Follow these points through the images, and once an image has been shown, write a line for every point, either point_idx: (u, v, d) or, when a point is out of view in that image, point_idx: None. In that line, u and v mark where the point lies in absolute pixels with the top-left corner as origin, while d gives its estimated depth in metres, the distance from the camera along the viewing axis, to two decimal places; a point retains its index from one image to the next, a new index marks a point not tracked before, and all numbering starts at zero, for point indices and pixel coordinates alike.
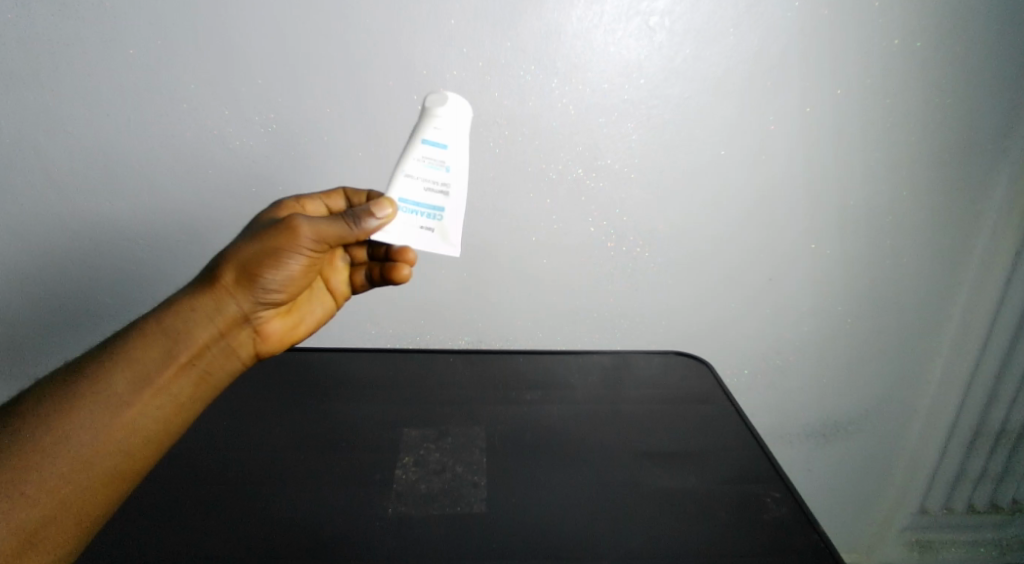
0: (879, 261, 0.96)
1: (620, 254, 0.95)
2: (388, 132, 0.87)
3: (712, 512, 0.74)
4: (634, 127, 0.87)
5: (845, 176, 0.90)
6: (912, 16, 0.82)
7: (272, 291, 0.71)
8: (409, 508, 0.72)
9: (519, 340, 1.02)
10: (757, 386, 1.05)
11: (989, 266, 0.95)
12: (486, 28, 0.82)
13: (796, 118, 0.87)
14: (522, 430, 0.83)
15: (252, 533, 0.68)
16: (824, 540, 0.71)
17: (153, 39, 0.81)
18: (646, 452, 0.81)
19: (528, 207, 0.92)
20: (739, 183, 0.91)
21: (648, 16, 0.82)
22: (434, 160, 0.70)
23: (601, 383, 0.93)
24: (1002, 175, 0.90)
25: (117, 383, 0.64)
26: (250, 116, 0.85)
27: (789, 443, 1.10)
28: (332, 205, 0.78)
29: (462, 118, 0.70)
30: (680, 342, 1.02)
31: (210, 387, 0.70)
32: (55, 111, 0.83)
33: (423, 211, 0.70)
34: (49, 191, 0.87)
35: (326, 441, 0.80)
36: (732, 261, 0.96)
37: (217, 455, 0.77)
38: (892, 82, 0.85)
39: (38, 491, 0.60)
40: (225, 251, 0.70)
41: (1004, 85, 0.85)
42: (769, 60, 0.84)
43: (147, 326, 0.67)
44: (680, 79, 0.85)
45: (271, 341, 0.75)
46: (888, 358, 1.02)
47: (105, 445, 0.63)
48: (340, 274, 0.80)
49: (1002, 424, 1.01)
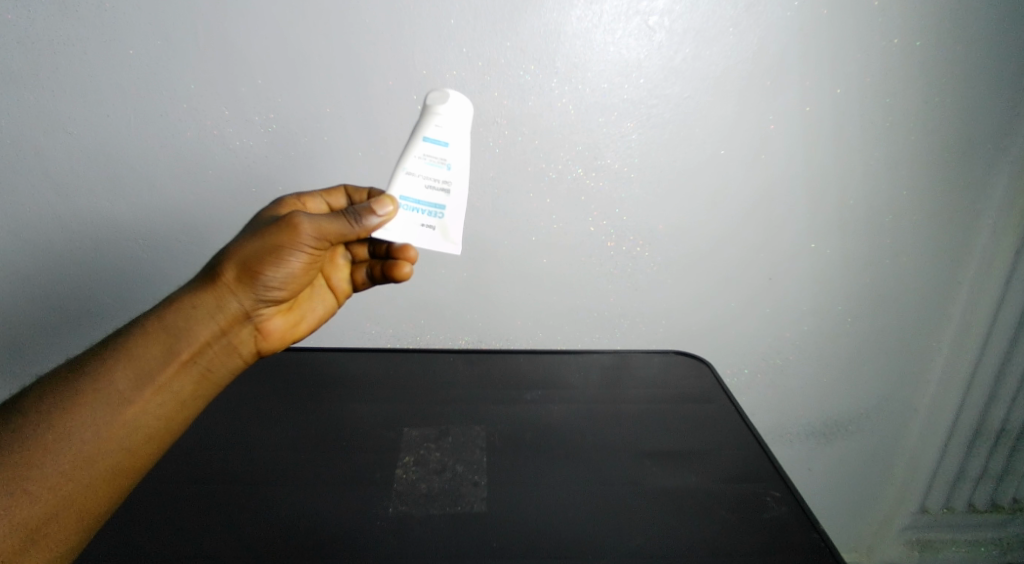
0: (878, 261, 0.96)
1: (620, 253, 0.95)
2: (389, 132, 0.87)
3: (712, 512, 0.74)
4: (634, 126, 0.88)
5: (845, 174, 0.90)
6: (911, 15, 0.82)
7: (273, 288, 0.71)
8: (409, 508, 0.72)
9: (519, 340, 1.02)
10: (756, 386, 1.05)
11: (990, 265, 0.95)
12: (486, 27, 0.82)
13: (796, 117, 0.87)
14: (522, 429, 0.83)
15: (253, 532, 0.68)
16: (825, 540, 0.71)
17: (154, 39, 0.81)
18: (646, 451, 0.81)
19: (527, 206, 0.92)
20: (739, 183, 0.91)
21: (647, 16, 0.83)
22: (436, 158, 0.70)
23: (600, 382, 0.93)
24: (1001, 175, 0.90)
25: (118, 381, 0.64)
26: (251, 116, 0.85)
27: (788, 443, 1.10)
28: (333, 202, 0.78)
29: (463, 116, 0.71)
30: (680, 342, 1.02)
31: (212, 384, 0.70)
32: (57, 111, 0.84)
33: (425, 209, 0.70)
34: (49, 191, 0.87)
35: (327, 440, 0.80)
36: (732, 260, 0.96)
37: (218, 454, 0.77)
38: (891, 81, 0.85)
39: (39, 489, 0.60)
40: (226, 248, 0.70)
41: (1004, 84, 0.86)
42: (769, 59, 0.84)
43: (148, 323, 0.67)
44: (679, 79, 0.85)
45: (273, 338, 0.75)
46: (887, 357, 1.02)
47: (107, 442, 0.63)
48: (340, 272, 0.81)
49: (1002, 423, 1.01)
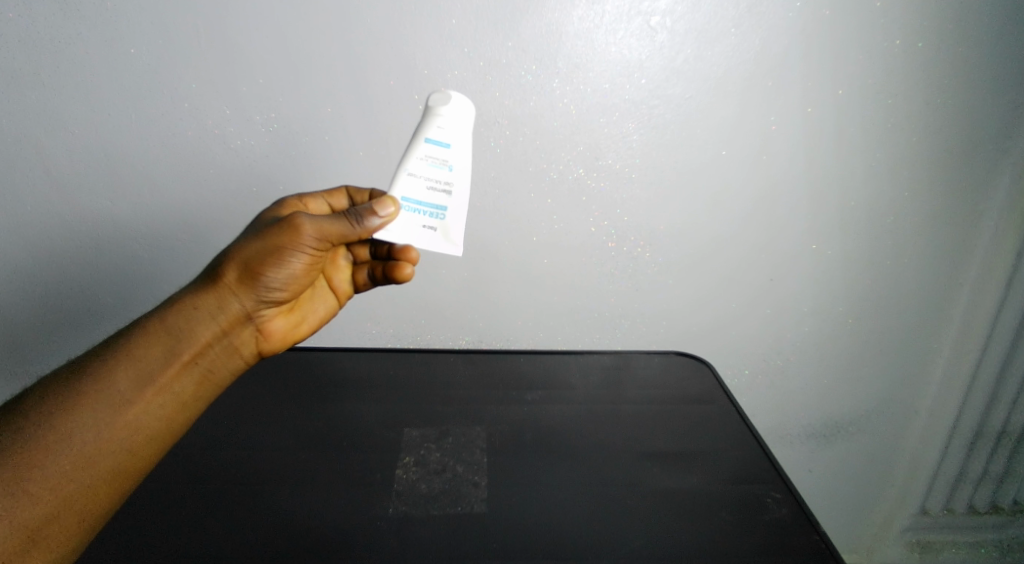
0: (879, 263, 0.96)
1: (621, 254, 0.95)
2: (390, 132, 0.87)
3: (712, 512, 0.74)
4: (635, 127, 0.87)
5: (846, 175, 0.90)
6: (912, 16, 0.82)
7: (274, 289, 0.71)
8: (409, 508, 0.72)
9: (519, 340, 1.02)
10: (757, 387, 1.05)
11: (991, 267, 0.95)
12: (487, 27, 0.82)
13: (797, 118, 0.87)
14: (522, 430, 0.83)
15: (254, 532, 0.68)
16: (826, 541, 0.71)
17: (155, 39, 0.81)
18: (646, 452, 0.81)
19: (528, 206, 0.92)
20: (739, 184, 0.91)
21: (649, 16, 0.82)
22: (437, 159, 0.70)
23: (601, 383, 0.93)
24: (1002, 177, 0.90)
25: (120, 381, 0.64)
26: (251, 115, 0.85)
27: (789, 443, 1.10)
28: (334, 204, 0.78)
29: (464, 118, 0.71)
30: (680, 342, 1.02)
31: (213, 385, 0.70)
32: (58, 111, 0.84)
33: (426, 210, 0.70)
34: (49, 191, 0.87)
35: (327, 441, 0.80)
36: (733, 260, 0.96)
37: (219, 455, 0.77)
38: (892, 83, 0.85)
39: (40, 489, 0.60)
40: (227, 249, 0.70)
41: (1005, 85, 0.86)
42: (770, 60, 0.84)
43: (149, 324, 0.67)
44: (680, 79, 0.85)
45: (274, 339, 0.75)
46: (888, 358, 1.02)
47: (108, 443, 0.63)
48: (341, 273, 0.80)
49: (1003, 424, 1.01)
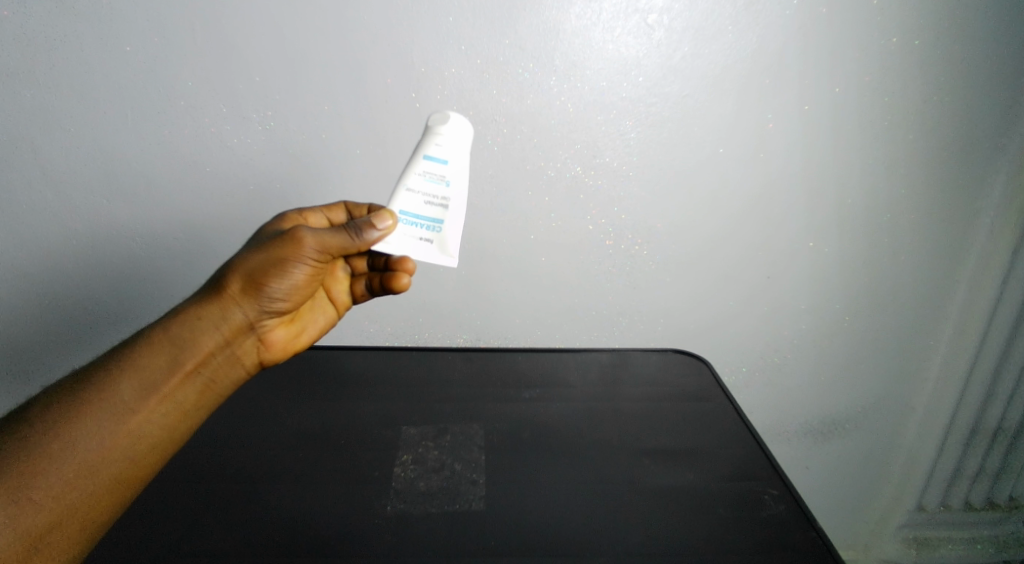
0: (877, 260, 0.96)
1: (618, 252, 0.95)
2: (387, 133, 0.87)
3: (710, 509, 0.74)
4: (632, 125, 0.87)
5: (844, 173, 0.90)
6: (911, 12, 0.82)
7: (277, 299, 0.71)
8: (408, 506, 0.73)
9: (517, 338, 1.02)
10: (755, 383, 1.05)
11: (989, 263, 0.95)
12: (485, 25, 0.82)
13: (795, 116, 0.87)
14: (522, 429, 0.84)
15: (255, 531, 0.69)
16: (823, 539, 0.72)
17: (151, 37, 0.81)
18: (645, 450, 0.82)
19: (526, 204, 0.92)
20: (737, 183, 0.91)
21: (647, 14, 0.82)
22: (435, 174, 0.70)
23: (599, 381, 0.93)
24: (1000, 174, 0.90)
25: (124, 390, 0.64)
26: (248, 115, 0.85)
27: (787, 440, 1.10)
28: (334, 217, 0.78)
29: (463, 138, 0.71)
30: (678, 339, 1.03)
31: (215, 394, 0.71)
32: (54, 110, 0.83)
33: (423, 223, 0.70)
34: (47, 190, 0.87)
35: (326, 441, 0.80)
36: (732, 258, 0.96)
37: (220, 457, 0.77)
38: (891, 80, 0.85)
39: (43, 497, 0.60)
40: (231, 260, 0.70)
41: (1003, 83, 0.85)
42: (768, 57, 0.83)
43: (154, 334, 0.67)
44: (678, 77, 0.85)
45: (276, 349, 0.75)
46: (886, 354, 1.02)
47: (112, 451, 0.63)
48: (341, 284, 0.81)
49: (999, 421, 1.02)
